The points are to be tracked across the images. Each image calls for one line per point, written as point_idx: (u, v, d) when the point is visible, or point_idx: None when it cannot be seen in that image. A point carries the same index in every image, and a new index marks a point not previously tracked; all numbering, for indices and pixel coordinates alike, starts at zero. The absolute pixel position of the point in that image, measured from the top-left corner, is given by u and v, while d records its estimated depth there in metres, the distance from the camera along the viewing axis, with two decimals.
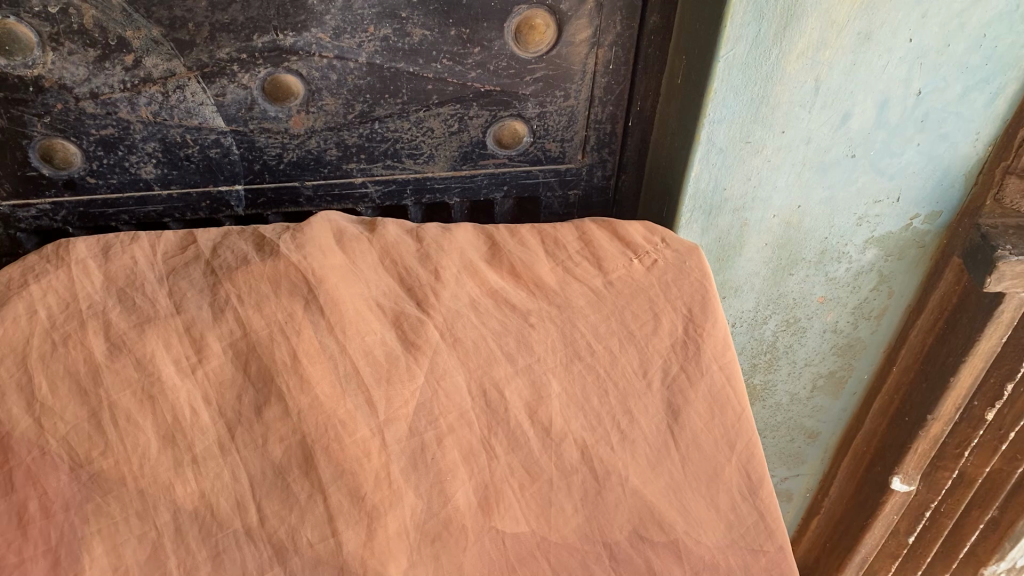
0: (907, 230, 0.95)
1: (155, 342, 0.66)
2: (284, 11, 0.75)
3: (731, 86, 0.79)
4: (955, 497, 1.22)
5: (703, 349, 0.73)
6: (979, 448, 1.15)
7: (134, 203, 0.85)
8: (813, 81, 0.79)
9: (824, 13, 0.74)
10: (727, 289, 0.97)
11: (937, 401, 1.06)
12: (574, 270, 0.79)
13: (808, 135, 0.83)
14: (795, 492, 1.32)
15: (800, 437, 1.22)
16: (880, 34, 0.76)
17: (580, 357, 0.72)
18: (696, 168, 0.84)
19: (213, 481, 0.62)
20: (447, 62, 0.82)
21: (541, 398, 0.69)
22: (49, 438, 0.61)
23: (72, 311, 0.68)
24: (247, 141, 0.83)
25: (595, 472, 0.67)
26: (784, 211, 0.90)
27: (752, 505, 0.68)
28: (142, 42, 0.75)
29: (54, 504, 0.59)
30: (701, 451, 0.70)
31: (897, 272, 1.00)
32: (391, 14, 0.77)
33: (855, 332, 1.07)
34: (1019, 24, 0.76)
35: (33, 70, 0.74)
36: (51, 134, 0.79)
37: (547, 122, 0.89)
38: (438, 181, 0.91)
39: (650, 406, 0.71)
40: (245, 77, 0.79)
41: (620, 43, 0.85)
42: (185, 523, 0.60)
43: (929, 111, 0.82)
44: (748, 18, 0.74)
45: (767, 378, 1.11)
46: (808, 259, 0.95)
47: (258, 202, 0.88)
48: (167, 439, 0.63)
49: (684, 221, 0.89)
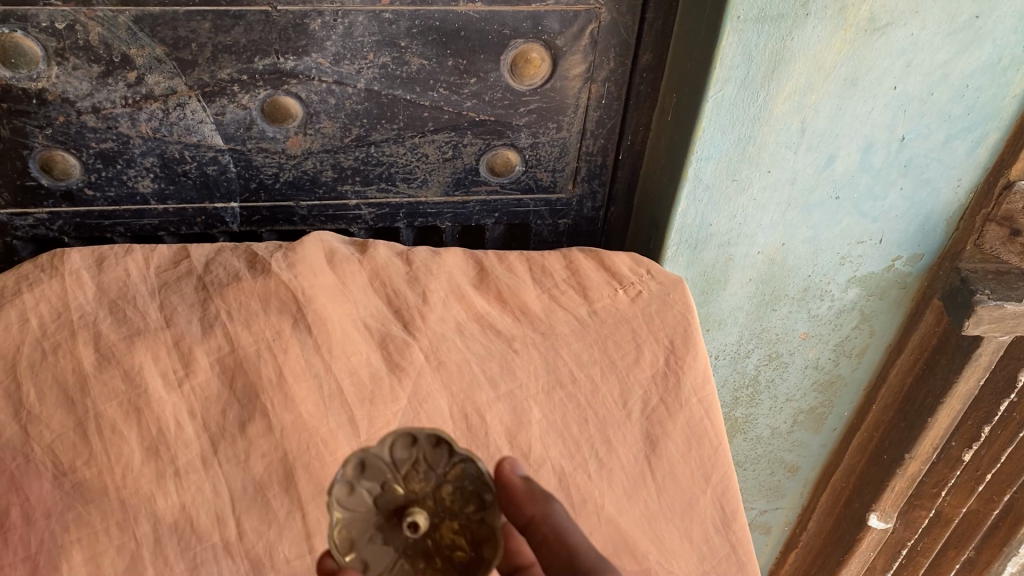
0: (889, 271, 0.96)
1: (144, 356, 0.67)
2: (286, 36, 0.77)
3: (718, 125, 0.81)
4: (932, 536, 1.23)
5: (683, 381, 0.75)
6: (955, 488, 1.16)
7: (131, 215, 0.87)
8: (799, 123, 0.81)
9: (811, 58, 0.76)
10: (710, 321, 0.99)
11: (915, 441, 1.08)
12: (560, 297, 0.80)
13: (794, 176, 0.85)
14: (773, 525, 1.32)
15: (779, 471, 1.22)
16: (865, 81, 0.78)
17: (562, 385, 0.73)
18: (683, 203, 0.86)
19: (195, 494, 0.63)
20: (443, 92, 0.84)
21: (521, 424, 0.71)
22: (34, 445, 0.63)
23: (63, 320, 0.70)
24: (244, 159, 0.85)
25: (572, 499, 0.68)
26: (768, 248, 0.91)
27: (724, 538, 0.70)
28: (145, 60, 0.76)
29: (36, 511, 0.61)
30: (677, 482, 0.71)
31: (879, 312, 1.00)
32: (391, 42, 0.79)
33: (836, 370, 1.07)
34: (1000, 76, 0.79)
35: (37, 83, 0.76)
36: (52, 146, 0.80)
37: (539, 152, 0.91)
38: (430, 205, 0.93)
39: (628, 436, 0.72)
40: (245, 98, 0.81)
41: (613, 79, 0.87)
42: (164, 535, 0.61)
43: (911, 157, 0.84)
44: (737, 60, 0.76)
45: (749, 412, 1.12)
46: (791, 296, 0.97)
47: (253, 220, 0.90)
48: (151, 451, 0.64)
49: (670, 254, 0.91)
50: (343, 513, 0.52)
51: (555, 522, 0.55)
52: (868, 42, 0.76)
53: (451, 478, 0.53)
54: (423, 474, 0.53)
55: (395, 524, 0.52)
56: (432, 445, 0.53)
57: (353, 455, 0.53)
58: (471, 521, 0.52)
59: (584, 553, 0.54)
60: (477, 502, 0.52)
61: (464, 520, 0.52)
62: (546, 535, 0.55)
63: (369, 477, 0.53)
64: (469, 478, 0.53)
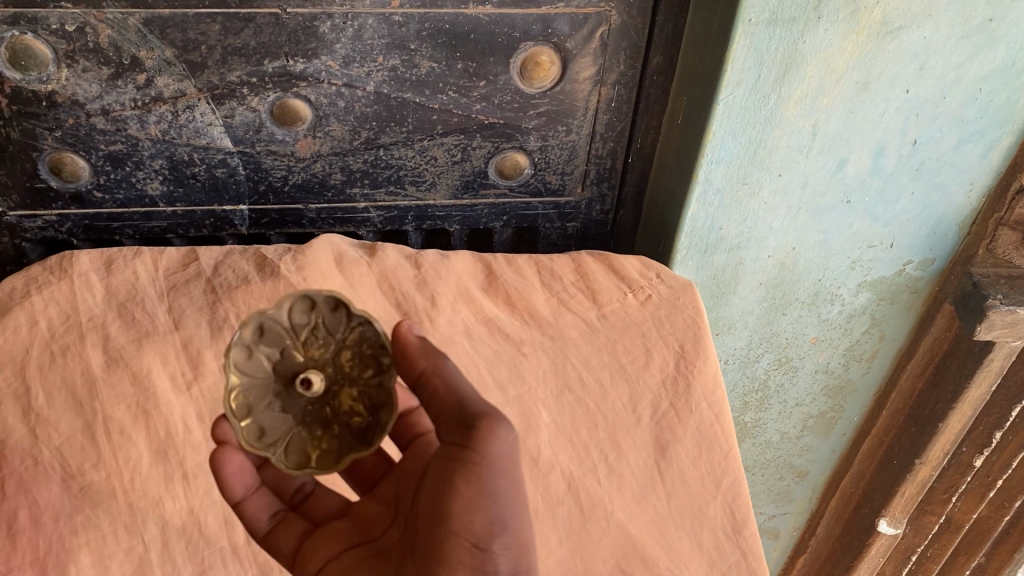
0: (900, 275, 0.95)
1: (152, 358, 0.71)
2: (296, 38, 0.77)
3: (729, 128, 0.80)
4: (942, 541, 1.23)
5: (692, 386, 0.75)
6: (966, 494, 1.16)
7: (139, 217, 0.87)
8: (810, 127, 0.80)
9: (822, 62, 0.76)
10: (719, 326, 0.98)
11: (925, 446, 1.08)
12: (570, 301, 0.80)
13: (805, 179, 0.84)
14: (782, 530, 1.31)
15: (788, 475, 1.21)
16: (877, 84, 0.78)
17: (570, 390, 0.75)
18: (693, 207, 0.86)
19: (202, 498, 0.69)
20: (453, 94, 0.83)
21: (530, 428, 0.74)
22: (43, 448, 0.67)
23: (71, 323, 0.71)
24: (253, 162, 0.85)
25: (581, 505, 0.72)
26: (779, 252, 0.91)
27: (735, 544, 0.71)
28: (154, 62, 0.76)
29: (44, 514, 0.66)
30: (688, 487, 0.72)
31: (890, 316, 1.00)
32: (401, 45, 0.79)
33: (846, 375, 1.06)
34: (1015, 80, 0.78)
35: (47, 85, 0.76)
36: (61, 148, 0.80)
37: (548, 156, 0.90)
38: (439, 208, 0.93)
39: (638, 440, 0.74)
40: (254, 101, 0.81)
41: (623, 82, 0.86)
42: (172, 538, 0.68)
43: (923, 160, 0.84)
44: (748, 63, 0.76)
45: (758, 417, 1.11)
46: (802, 300, 0.96)
47: (261, 222, 0.90)
48: (159, 454, 0.69)
49: (680, 258, 0.91)
50: (242, 375, 0.60)
51: (444, 373, 0.58)
52: (880, 45, 0.75)
53: (348, 343, 0.61)
54: (321, 339, 0.60)
55: (292, 390, 0.61)
56: (330, 311, 0.60)
57: (253, 318, 0.59)
58: (368, 385, 0.61)
59: (473, 401, 0.57)
60: (374, 366, 0.61)
61: (362, 385, 0.61)
62: (436, 388, 0.58)
63: (268, 342, 0.60)
64: (365, 342, 0.60)
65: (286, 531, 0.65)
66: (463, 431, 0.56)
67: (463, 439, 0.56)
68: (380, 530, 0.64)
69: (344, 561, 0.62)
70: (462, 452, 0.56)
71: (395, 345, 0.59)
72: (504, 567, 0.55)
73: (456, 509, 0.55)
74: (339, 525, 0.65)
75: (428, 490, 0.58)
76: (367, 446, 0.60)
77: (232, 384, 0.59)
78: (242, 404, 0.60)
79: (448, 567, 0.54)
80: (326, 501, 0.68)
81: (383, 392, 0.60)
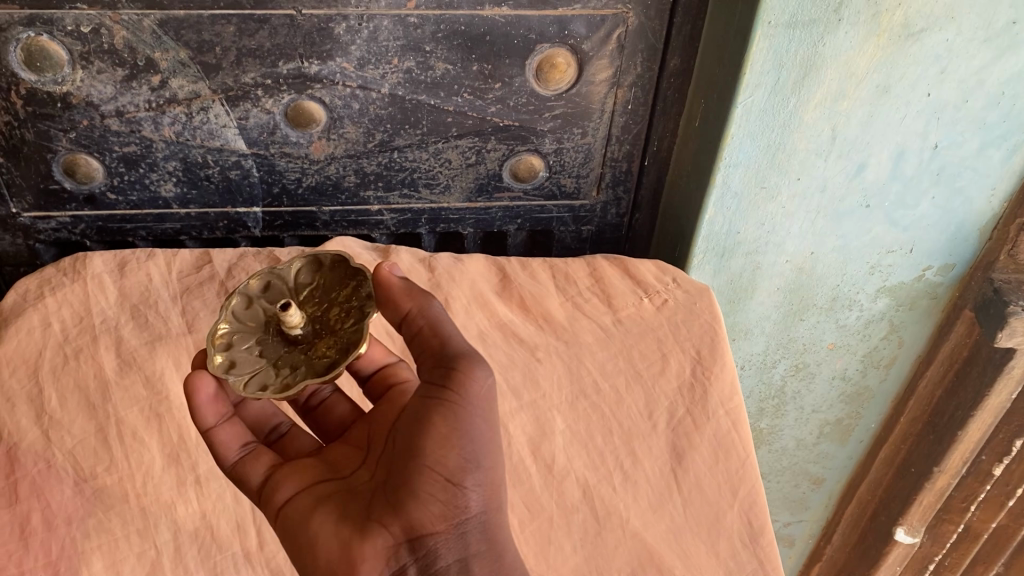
0: (920, 281, 0.94)
1: (165, 361, 0.73)
2: (311, 40, 0.77)
3: (748, 132, 0.79)
4: (960, 551, 1.22)
5: (709, 393, 0.75)
6: (984, 503, 1.14)
7: (153, 219, 0.87)
8: (830, 131, 0.79)
9: (843, 65, 0.75)
10: (736, 331, 0.97)
11: (944, 454, 1.07)
12: (584, 305, 0.81)
13: (824, 183, 0.83)
14: (797, 538, 1.30)
15: (804, 483, 1.20)
16: (898, 88, 0.77)
17: (586, 396, 0.75)
18: (710, 211, 0.85)
19: (215, 502, 0.70)
20: (468, 96, 0.83)
21: (545, 434, 0.74)
22: (55, 450, 0.68)
23: (84, 325, 0.73)
24: (267, 164, 0.85)
25: (596, 512, 0.71)
26: (797, 257, 0.90)
27: (752, 553, 0.69)
28: (169, 64, 0.76)
29: (57, 517, 0.66)
30: (703, 495, 0.71)
31: (908, 322, 0.98)
32: (416, 47, 0.79)
33: (864, 381, 1.05)
34: None
35: (62, 87, 0.76)
36: (75, 149, 0.80)
37: (563, 158, 0.90)
38: (453, 211, 0.93)
39: (654, 448, 0.73)
40: (268, 102, 0.80)
41: (640, 84, 0.85)
42: (184, 542, 0.68)
43: (944, 165, 0.82)
44: (767, 67, 0.75)
45: (774, 423, 1.10)
46: (819, 305, 0.95)
47: (275, 225, 0.90)
48: (171, 458, 0.70)
49: (696, 262, 0.90)
50: (235, 322, 0.65)
51: (430, 315, 0.59)
52: (901, 48, 0.74)
53: (339, 298, 0.65)
54: (317, 298, 0.66)
55: (274, 337, 0.64)
56: (333, 277, 0.67)
57: (261, 273, 0.67)
58: (345, 333, 0.62)
59: (454, 343, 0.58)
60: (357, 315, 0.63)
61: (339, 332, 0.62)
62: (422, 327, 0.59)
63: (269, 297, 0.67)
64: (355, 295, 0.64)
65: (256, 460, 0.63)
66: (444, 371, 0.57)
67: (442, 378, 0.56)
68: (349, 468, 0.63)
69: (311, 493, 0.60)
70: (441, 390, 0.56)
71: (380, 290, 0.61)
72: (473, 504, 0.56)
73: (430, 446, 0.55)
74: (309, 459, 0.64)
75: (403, 427, 0.58)
76: (324, 377, 0.58)
77: (223, 325, 0.64)
78: (225, 341, 0.64)
79: (420, 500, 0.54)
80: (302, 441, 0.68)
81: (357, 332, 0.61)
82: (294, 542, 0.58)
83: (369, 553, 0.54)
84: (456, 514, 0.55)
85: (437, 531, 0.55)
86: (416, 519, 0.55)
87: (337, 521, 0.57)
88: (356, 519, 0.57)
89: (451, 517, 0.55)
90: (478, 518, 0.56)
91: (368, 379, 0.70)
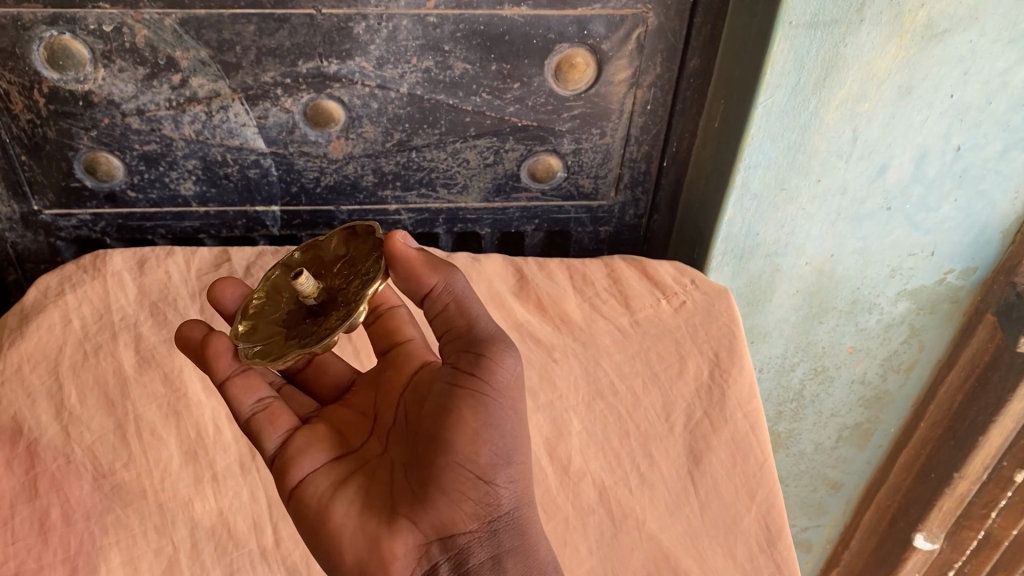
0: (941, 284, 0.93)
1: (183, 359, 0.73)
2: (330, 39, 0.77)
3: (768, 133, 0.79)
4: (981, 558, 1.21)
5: (728, 396, 0.74)
6: (1007, 510, 1.14)
7: (172, 218, 0.87)
8: (851, 132, 0.79)
9: (865, 65, 0.74)
10: (754, 333, 0.96)
11: (965, 460, 1.07)
12: (601, 306, 0.80)
13: (845, 185, 0.83)
14: (815, 543, 1.28)
15: (822, 487, 1.18)
16: (921, 89, 0.76)
17: (603, 397, 0.75)
18: (729, 212, 0.85)
19: (232, 500, 0.70)
20: (486, 96, 0.83)
21: (561, 435, 0.74)
22: (74, 446, 0.69)
23: (104, 322, 0.74)
24: (286, 163, 0.85)
25: (612, 515, 0.71)
26: (817, 259, 0.89)
27: (769, 557, 0.69)
28: (189, 63, 0.77)
29: (76, 512, 0.67)
30: (721, 499, 0.71)
31: (929, 326, 0.97)
32: (434, 47, 0.79)
33: (883, 386, 1.04)
34: None
35: (84, 85, 0.77)
36: (96, 147, 0.81)
37: (582, 159, 0.89)
38: (470, 211, 0.92)
39: (671, 449, 0.73)
40: (287, 102, 0.80)
41: (659, 85, 0.85)
42: (201, 539, 0.69)
43: (967, 167, 0.81)
44: (788, 67, 0.74)
45: (792, 427, 1.09)
46: (839, 308, 0.94)
47: (293, 223, 0.90)
48: (188, 455, 0.71)
49: (715, 264, 0.90)
50: (271, 291, 0.67)
51: (455, 292, 0.58)
52: (924, 49, 0.73)
53: (361, 270, 0.61)
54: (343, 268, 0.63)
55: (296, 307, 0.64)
56: (362, 247, 0.64)
57: (305, 244, 0.67)
58: (348, 305, 0.59)
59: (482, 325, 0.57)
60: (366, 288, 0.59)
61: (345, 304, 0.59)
62: (447, 303, 0.58)
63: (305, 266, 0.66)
64: (373, 267, 0.60)
65: (272, 422, 0.62)
66: (472, 358, 0.56)
67: (471, 368, 0.56)
68: (358, 441, 0.64)
69: (329, 478, 0.60)
70: (469, 380, 0.55)
71: (397, 263, 0.58)
72: (504, 499, 0.58)
73: (460, 444, 0.55)
74: (319, 428, 0.64)
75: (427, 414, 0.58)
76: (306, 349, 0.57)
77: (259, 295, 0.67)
78: (256, 309, 0.66)
79: (450, 499, 0.56)
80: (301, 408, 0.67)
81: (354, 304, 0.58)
82: (312, 529, 0.58)
83: (400, 551, 0.56)
84: (487, 513, 0.57)
85: (470, 530, 0.57)
86: (448, 518, 0.56)
87: (362, 511, 0.58)
88: (380, 510, 0.58)
89: (483, 515, 0.57)
90: (510, 515, 0.58)
91: (373, 325, 0.70)
